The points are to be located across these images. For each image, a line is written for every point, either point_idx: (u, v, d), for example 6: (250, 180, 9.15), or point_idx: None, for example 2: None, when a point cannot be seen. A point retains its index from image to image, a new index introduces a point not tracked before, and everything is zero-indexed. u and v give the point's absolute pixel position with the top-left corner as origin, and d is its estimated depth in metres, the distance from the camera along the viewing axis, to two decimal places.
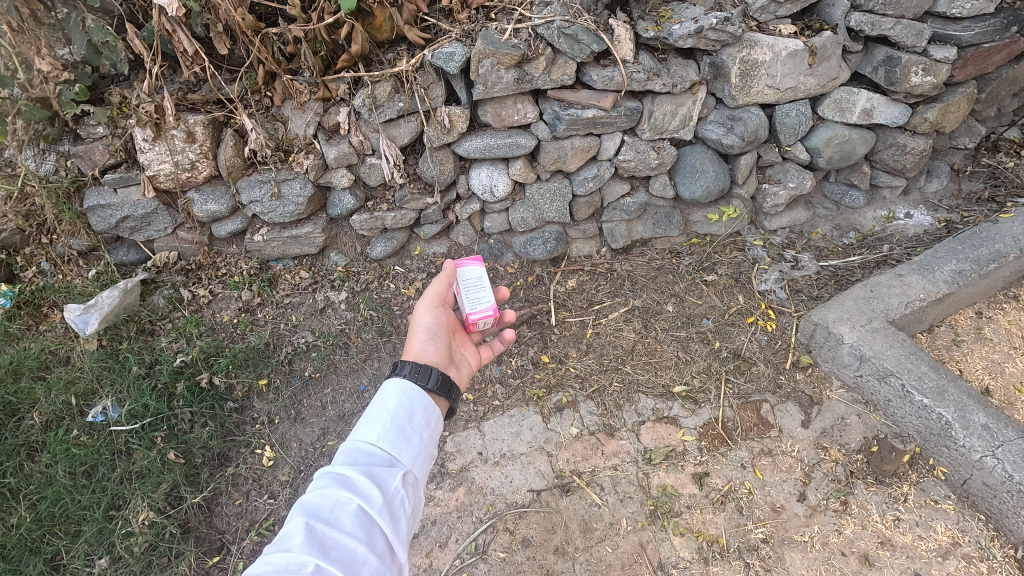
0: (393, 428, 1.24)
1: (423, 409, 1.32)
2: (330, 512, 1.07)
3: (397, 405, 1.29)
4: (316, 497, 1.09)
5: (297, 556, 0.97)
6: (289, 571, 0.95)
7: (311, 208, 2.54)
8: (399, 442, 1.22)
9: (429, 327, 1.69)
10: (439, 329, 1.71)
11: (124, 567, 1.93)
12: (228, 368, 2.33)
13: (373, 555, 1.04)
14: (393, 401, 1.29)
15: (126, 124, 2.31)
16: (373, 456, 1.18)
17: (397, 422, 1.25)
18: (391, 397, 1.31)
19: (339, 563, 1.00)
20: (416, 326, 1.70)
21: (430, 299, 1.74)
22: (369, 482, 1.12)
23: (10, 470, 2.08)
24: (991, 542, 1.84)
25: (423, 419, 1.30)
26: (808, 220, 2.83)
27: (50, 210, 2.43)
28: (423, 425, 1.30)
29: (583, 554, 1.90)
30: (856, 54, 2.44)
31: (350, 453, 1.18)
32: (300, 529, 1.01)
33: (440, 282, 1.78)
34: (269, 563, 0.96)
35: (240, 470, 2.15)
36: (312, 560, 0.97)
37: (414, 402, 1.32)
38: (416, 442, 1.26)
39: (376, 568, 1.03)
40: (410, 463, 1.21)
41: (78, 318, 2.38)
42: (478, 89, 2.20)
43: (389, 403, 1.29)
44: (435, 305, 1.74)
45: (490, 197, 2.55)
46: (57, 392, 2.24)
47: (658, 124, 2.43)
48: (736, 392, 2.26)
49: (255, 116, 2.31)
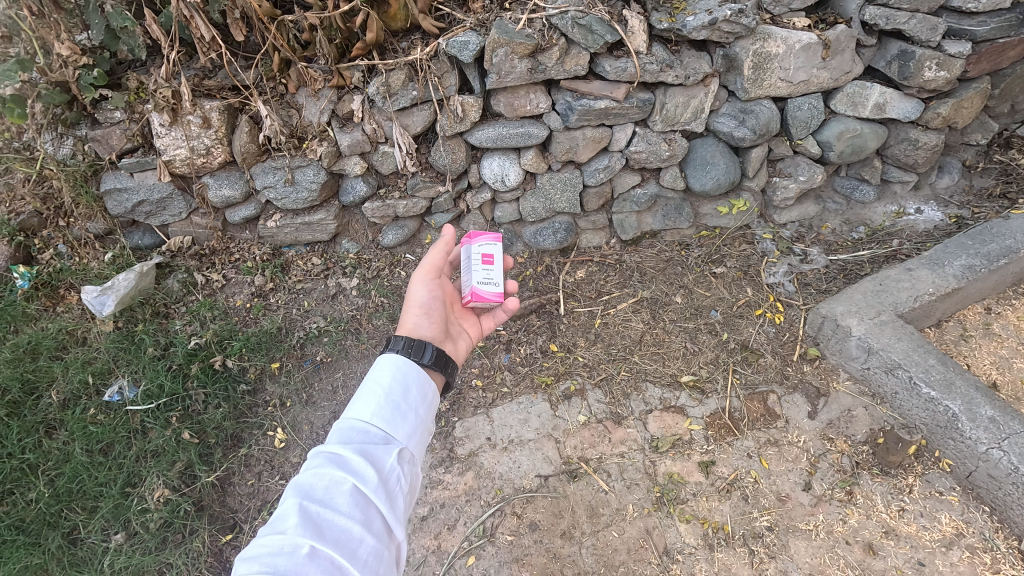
0: (388, 405, 1.22)
1: (418, 384, 1.29)
2: (325, 493, 1.04)
3: (391, 381, 1.26)
4: (309, 477, 1.06)
5: (292, 538, 0.94)
6: (284, 554, 0.92)
7: (324, 194, 2.55)
8: (394, 420, 1.20)
9: (424, 301, 1.66)
10: (436, 304, 1.68)
11: (140, 542, 1.97)
12: (241, 351, 2.37)
13: (370, 534, 1.02)
14: (387, 377, 1.26)
15: (143, 110, 2.34)
16: (367, 434, 1.16)
17: (392, 399, 1.23)
18: (385, 372, 1.27)
19: (336, 544, 0.97)
20: (412, 298, 1.67)
21: (426, 272, 1.70)
22: (364, 461, 1.10)
23: (29, 446, 2.13)
24: (995, 534, 1.86)
25: (418, 396, 1.28)
26: (818, 215, 2.83)
27: (67, 193, 2.47)
28: (418, 401, 1.28)
29: (590, 539, 1.93)
30: (870, 48, 2.44)
31: (345, 432, 1.15)
32: (294, 510, 0.98)
33: (434, 254, 1.74)
34: (264, 546, 0.93)
35: (253, 451, 2.19)
36: (308, 541, 0.95)
37: (408, 377, 1.29)
38: (412, 419, 1.24)
39: (374, 547, 1.01)
40: (405, 441, 1.19)
41: (94, 299, 2.39)
42: (492, 79, 2.21)
43: (383, 379, 1.26)
44: (431, 279, 1.70)
45: (501, 186, 2.56)
46: (74, 371, 2.29)
47: (670, 116, 2.43)
48: (743, 383, 2.28)
49: (270, 103, 2.33)
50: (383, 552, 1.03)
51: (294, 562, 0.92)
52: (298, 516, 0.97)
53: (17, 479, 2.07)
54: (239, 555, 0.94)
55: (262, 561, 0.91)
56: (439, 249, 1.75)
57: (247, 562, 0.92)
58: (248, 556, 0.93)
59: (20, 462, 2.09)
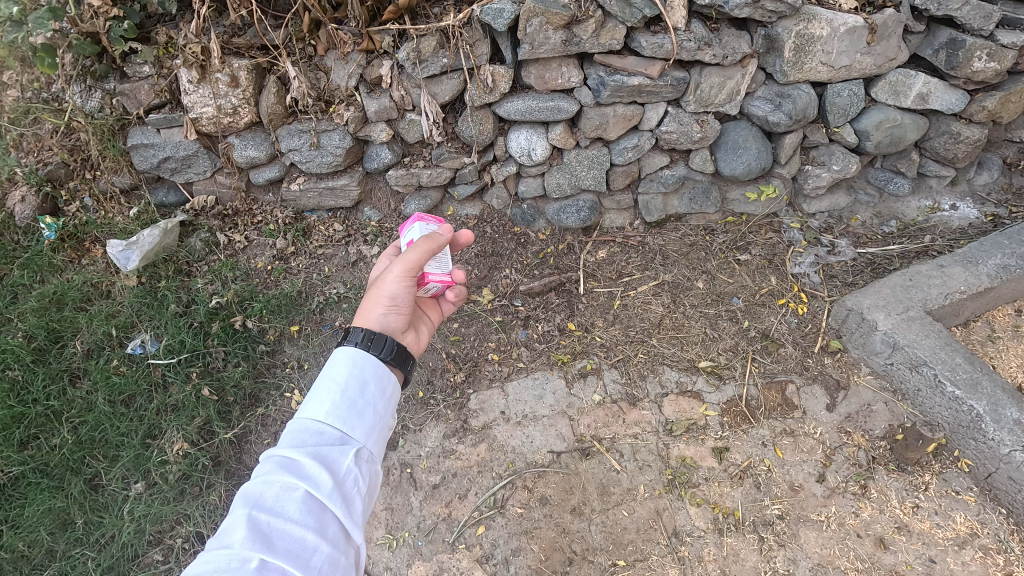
0: (344, 403, 1.18)
1: (377, 378, 1.25)
2: (275, 501, 1.02)
3: (348, 377, 1.22)
4: (259, 485, 1.04)
5: (239, 553, 0.92)
6: (232, 569, 0.90)
7: (349, 160, 2.53)
8: (350, 418, 1.17)
9: (396, 297, 1.53)
10: (407, 300, 1.56)
11: (159, 492, 2.01)
12: (261, 312, 2.38)
13: (324, 542, 1.01)
14: (343, 373, 1.22)
15: (171, 65, 2.32)
16: (321, 436, 1.13)
17: (348, 396, 1.19)
18: (341, 368, 1.23)
19: (287, 555, 0.96)
20: (383, 289, 1.52)
21: (406, 266, 1.52)
22: (317, 465, 1.07)
23: (54, 393, 2.19)
24: (1010, 536, 1.84)
25: (377, 391, 1.24)
26: (849, 206, 2.76)
27: (94, 146, 2.49)
28: (377, 396, 1.24)
29: (599, 516, 1.95)
30: (917, 34, 2.34)
31: (298, 434, 1.12)
32: (242, 523, 0.96)
33: (418, 249, 1.53)
34: (210, 562, 0.91)
35: (270, 411, 2.21)
36: (256, 555, 0.92)
37: (366, 372, 1.24)
38: (371, 416, 1.20)
39: (328, 554, 1.00)
40: (363, 440, 1.16)
41: (119, 254, 2.45)
42: (525, 49, 2.16)
43: (339, 375, 1.21)
44: (409, 277, 1.52)
45: (527, 160, 2.51)
46: (98, 323, 2.33)
47: (704, 96, 2.37)
48: (761, 371, 2.26)
49: (299, 64, 2.30)
50: (339, 558, 1.02)
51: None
52: (246, 530, 0.95)
53: (42, 424, 2.13)
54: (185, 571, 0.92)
55: None
56: (426, 247, 1.54)
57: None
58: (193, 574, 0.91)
59: (45, 408, 2.15)
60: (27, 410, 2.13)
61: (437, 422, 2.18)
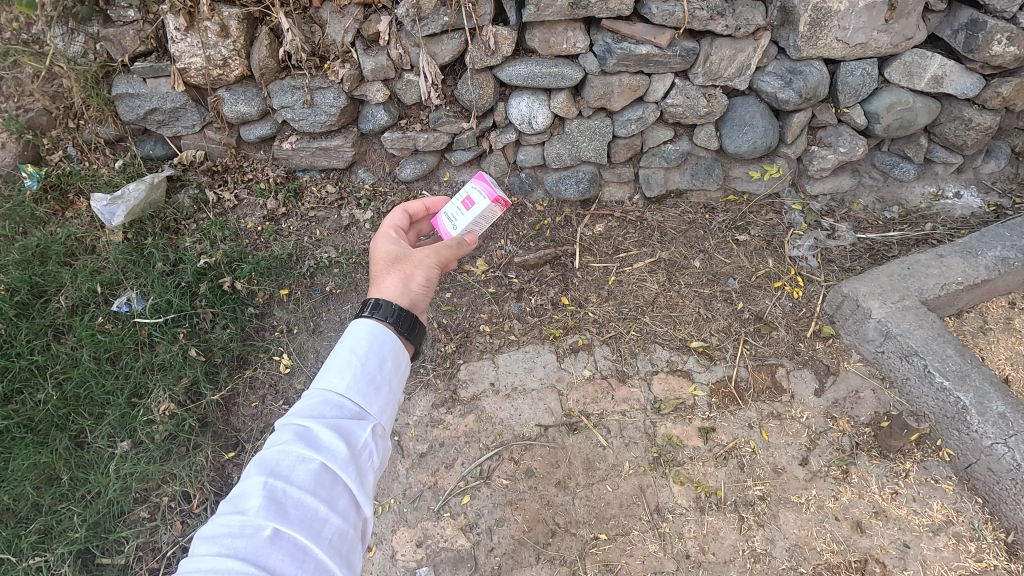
0: (363, 376, 1.16)
1: (394, 354, 1.23)
2: (290, 471, 1.01)
3: (367, 351, 1.19)
4: (275, 453, 1.02)
5: (253, 520, 0.91)
6: (245, 536, 0.90)
7: (343, 119, 2.44)
8: (368, 392, 1.15)
9: (428, 280, 1.51)
10: (432, 284, 1.55)
11: (145, 451, 2.01)
12: (250, 274, 2.34)
13: (335, 514, 1.00)
14: (363, 346, 1.20)
15: (158, 10, 2.21)
16: (340, 409, 1.11)
17: (367, 370, 1.17)
18: (360, 340, 1.20)
19: (300, 525, 0.95)
20: (417, 270, 1.50)
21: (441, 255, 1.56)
22: (334, 438, 1.06)
23: (38, 348, 2.16)
24: (984, 524, 1.88)
25: (393, 367, 1.22)
26: (852, 189, 2.71)
27: (77, 93, 2.39)
28: (393, 372, 1.22)
29: (583, 490, 1.97)
30: (937, 13, 2.26)
31: (316, 405, 1.10)
32: (258, 490, 0.95)
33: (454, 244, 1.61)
34: (224, 527, 0.91)
35: (258, 374, 2.20)
36: (270, 524, 0.92)
37: (384, 347, 1.22)
38: (387, 392, 1.18)
39: (338, 527, 1.00)
40: (379, 415, 1.15)
41: (104, 209, 2.37)
42: (530, 10, 2.06)
43: (359, 347, 1.19)
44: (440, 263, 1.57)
45: (528, 128, 2.44)
46: (82, 279, 2.28)
47: (713, 69, 2.29)
48: (752, 354, 2.25)
49: (292, 16, 2.18)
50: (348, 531, 1.01)
51: (254, 545, 0.89)
52: (261, 498, 0.95)
53: (26, 379, 2.11)
54: (198, 534, 0.92)
55: (220, 543, 0.89)
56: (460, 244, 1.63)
57: (206, 542, 0.90)
58: (207, 537, 0.91)
59: (29, 362, 2.13)
60: (11, 364, 2.11)
61: (426, 392, 2.18)
